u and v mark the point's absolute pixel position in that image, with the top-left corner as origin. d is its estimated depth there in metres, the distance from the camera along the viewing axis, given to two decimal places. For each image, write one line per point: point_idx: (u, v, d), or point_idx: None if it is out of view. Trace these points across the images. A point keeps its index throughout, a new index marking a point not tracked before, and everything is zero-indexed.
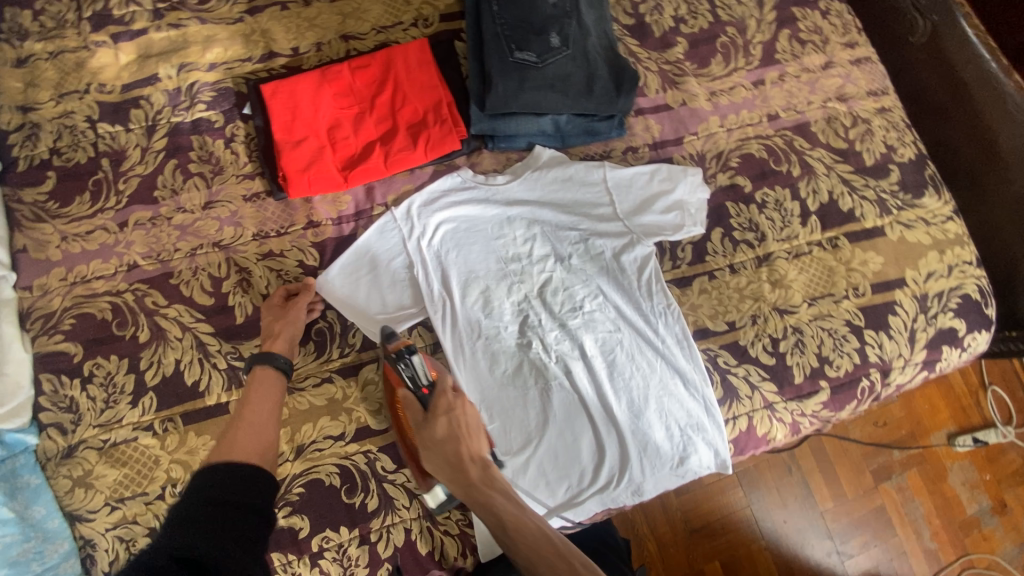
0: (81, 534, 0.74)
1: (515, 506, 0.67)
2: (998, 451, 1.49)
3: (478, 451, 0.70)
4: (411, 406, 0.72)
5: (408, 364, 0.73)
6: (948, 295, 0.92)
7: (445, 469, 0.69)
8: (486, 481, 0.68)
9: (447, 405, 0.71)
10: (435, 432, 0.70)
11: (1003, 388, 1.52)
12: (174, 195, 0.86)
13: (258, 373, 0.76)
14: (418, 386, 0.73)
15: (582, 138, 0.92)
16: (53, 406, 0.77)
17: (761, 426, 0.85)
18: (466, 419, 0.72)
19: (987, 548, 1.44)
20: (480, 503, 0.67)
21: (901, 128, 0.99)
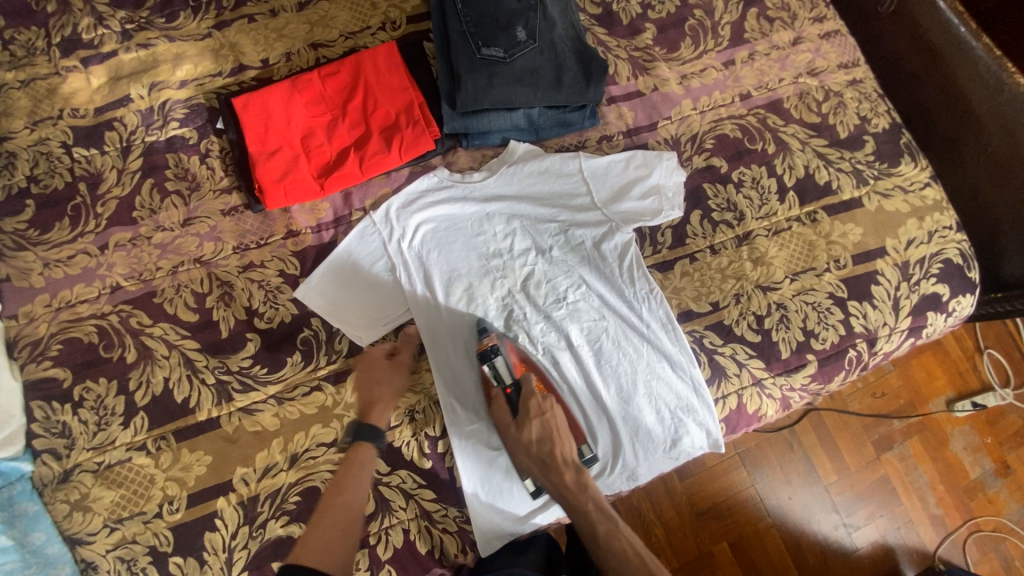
0: (82, 557, 0.74)
1: (607, 519, 0.73)
2: (997, 414, 1.50)
3: (569, 454, 0.77)
4: (501, 404, 0.80)
5: (494, 364, 0.81)
6: (929, 261, 0.92)
7: (540, 468, 0.76)
8: (579, 487, 0.75)
9: (538, 408, 0.77)
10: (528, 434, 0.77)
11: (1000, 351, 1.52)
12: (153, 214, 0.86)
13: (363, 450, 0.76)
14: (503, 384, 0.80)
15: (556, 130, 0.92)
16: (46, 432, 0.78)
17: (751, 403, 0.86)
18: (556, 421, 0.78)
19: (992, 511, 1.44)
20: (572, 506, 0.74)
21: (874, 99, 0.99)
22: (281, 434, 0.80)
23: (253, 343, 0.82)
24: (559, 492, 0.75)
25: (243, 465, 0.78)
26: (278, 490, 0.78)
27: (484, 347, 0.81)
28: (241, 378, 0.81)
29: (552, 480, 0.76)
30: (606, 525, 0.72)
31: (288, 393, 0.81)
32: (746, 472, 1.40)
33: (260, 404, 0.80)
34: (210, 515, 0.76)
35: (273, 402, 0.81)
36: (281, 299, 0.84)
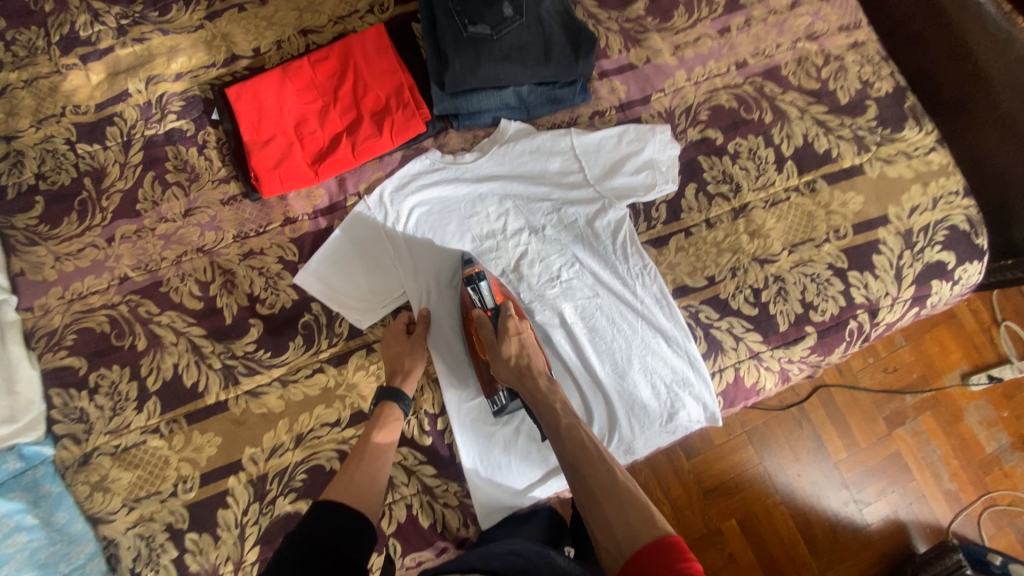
0: (105, 534, 0.79)
1: (571, 414, 0.73)
2: (1014, 387, 1.47)
3: (543, 367, 0.78)
4: (483, 325, 0.80)
5: (477, 289, 0.82)
6: (934, 228, 0.90)
7: (516, 377, 0.75)
8: (550, 390, 0.76)
9: (515, 328, 0.78)
10: (505, 348, 0.76)
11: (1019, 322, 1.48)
12: (155, 206, 0.88)
13: (387, 407, 0.78)
14: (485, 307, 0.81)
15: (547, 107, 0.91)
16: (66, 417, 0.82)
17: (748, 376, 0.86)
18: (530, 339, 0.80)
19: (1008, 484, 1.43)
20: (541, 405, 0.74)
21: (877, 62, 0.95)
22: (287, 415, 0.83)
23: (256, 328, 0.85)
24: (531, 398, 0.75)
25: (251, 446, 0.81)
26: (285, 468, 0.81)
27: (469, 273, 0.82)
28: (246, 362, 0.84)
29: (526, 386, 0.75)
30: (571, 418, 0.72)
31: (291, 375, 0.84)
32: (753, 450, 1.41)
33: (266, 386, 0.83)
34: (222, 493, 0.80)
35: (277, 384, 0.83)
36: (281, 285, 0.86)
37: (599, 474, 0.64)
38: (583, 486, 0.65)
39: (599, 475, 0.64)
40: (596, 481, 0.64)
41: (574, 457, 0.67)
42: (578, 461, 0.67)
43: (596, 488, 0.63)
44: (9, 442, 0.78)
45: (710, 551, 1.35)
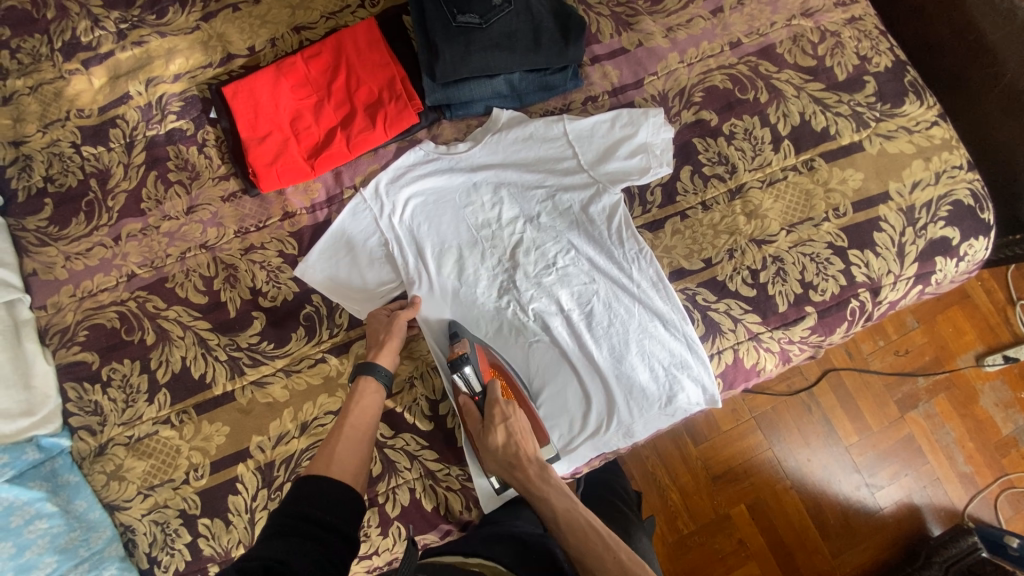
0: (120, 521, 0.82)
1: (567, 499, 0.72)
2: None
3: (534, 453, 0.76)
4: (470, 412, 0.80)
5: (461, 374, 0.79)
6: (937, 203, 0.88)
7: (506, 469, 0.75)
8: (542, 478, 0.74)
9: (501, 414, 0.77)
10: (493, 439, 0.75)
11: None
12: (159, 204, 0.91)
13: (362, 383, 0.77)
14: (472, 392, 0.80)
15: (539, 94, 0.92)
16: (80, 410, 0.85)
17: (748, 357, 0.85)
18: (519, 423, 0.77)
19: None
20: (537, 498, 0.73)
21: (875, 36, 0.94)
22: (291, 404, 0.84)
23: (258, 321, 0.87)
24: (524, 490, 0.74)
25: (258, 434, 0.83)
26: (291, 456, 0.83)
27: (453, 356, 0.79)
28: (250, 354, 0.86)
29: (516, 477, 0.74)
30: (566, 505, 0.72)
31: (294, 365, 0.86)
32: (762, 435, 1.39)
33: (270, 377, 0.85)
34: (231, 480, 0.82)
35: (281, 374, 0.85)
36: (282, 278, 0.88)
37: (605, 564, 0.65)
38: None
39: (605, 565, 0.65)
40: (603, 572, 0.65)
41: (577, 547, 0.68)
42: (582, 555, 0.66)
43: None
44: (27, 434, 0.81)
45: (720, 537, 1.35)
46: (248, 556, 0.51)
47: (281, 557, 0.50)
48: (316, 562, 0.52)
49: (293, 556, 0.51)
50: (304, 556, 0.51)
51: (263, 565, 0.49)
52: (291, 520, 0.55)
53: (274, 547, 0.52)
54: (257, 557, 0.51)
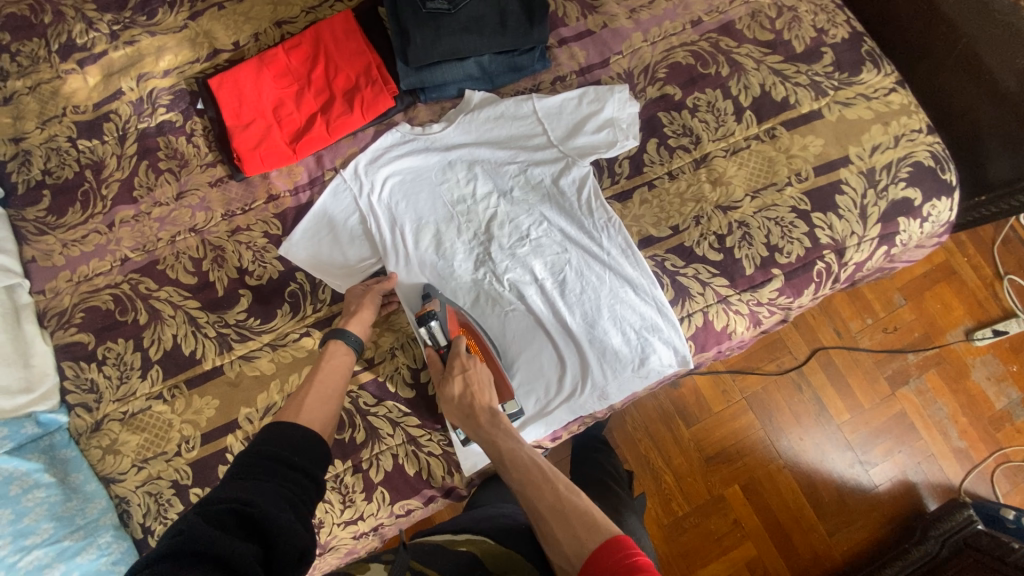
0: (116, 493, 0.85)
1: (513, 442, 0.74)
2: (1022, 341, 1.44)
3: (489, 403, 0.79)
4: (434, 362, 0.83)
5: (429, 328, 0.83)
6: (897, 165, 0.91)
7: (461, 416, 0.78)
8: (492, 424, 0.76)
9: (461, 366, 0.80)
10: (451, 388, 0.79)
11: (1023, 275, 1.45)
12: (150, 192, 0.95)
13: (332, 345, 0.81)
14: (438, 345, 0.84)
15: (509, 76, 0.96)
16: (77, 388, 0.88)
17: (718, 320, 0.88)
18: (477, 375, 0.80)
19: (1022, 441, 1.40)
20: (485, 441, 0.75)
21: (831, 10, 0.98)
22: (278, 376, 0.87)
23: (245, 298, 0.90)
24: (476, 435, 0.77)
25: (246, 406, 0.86)
26: None
27: (422, 312, 0.84)
28: (238, 330, 0.89)
29: (469, 425, 0.77)
30: (512, 447, 0.74)
31: (280, 340, 0.89)
32: (754, 415, 1.41)
33: (257, 351, 0.89)
34: (221, 451, 0.85)
35: (268, 348, 0.89)
36: (267, 258, 0.92)
37: (543, 495, 0.66)
38: (531, 509, 0.66)
39: (542, 495, 0.66)
40: (541, 502, 0.66)
41: (520, 484, 0.69)
42: (526, 488, 0.68)
43: (542, 508, 0.65)
44: (26, 410, 0.85)
45: (716, 517, 1.36)
46: (214, 501, 0.52)
47: (251, 498, 0.53)
48: (288, 497, 0.56)
49: (264, 497, 0.54)
50: (275, 496, 0.54)
51: (234, 509, 0.51)
52: (259, 464, 0.58)
53: (245, 486, 0.55)
54: (226, 500, 0.52)
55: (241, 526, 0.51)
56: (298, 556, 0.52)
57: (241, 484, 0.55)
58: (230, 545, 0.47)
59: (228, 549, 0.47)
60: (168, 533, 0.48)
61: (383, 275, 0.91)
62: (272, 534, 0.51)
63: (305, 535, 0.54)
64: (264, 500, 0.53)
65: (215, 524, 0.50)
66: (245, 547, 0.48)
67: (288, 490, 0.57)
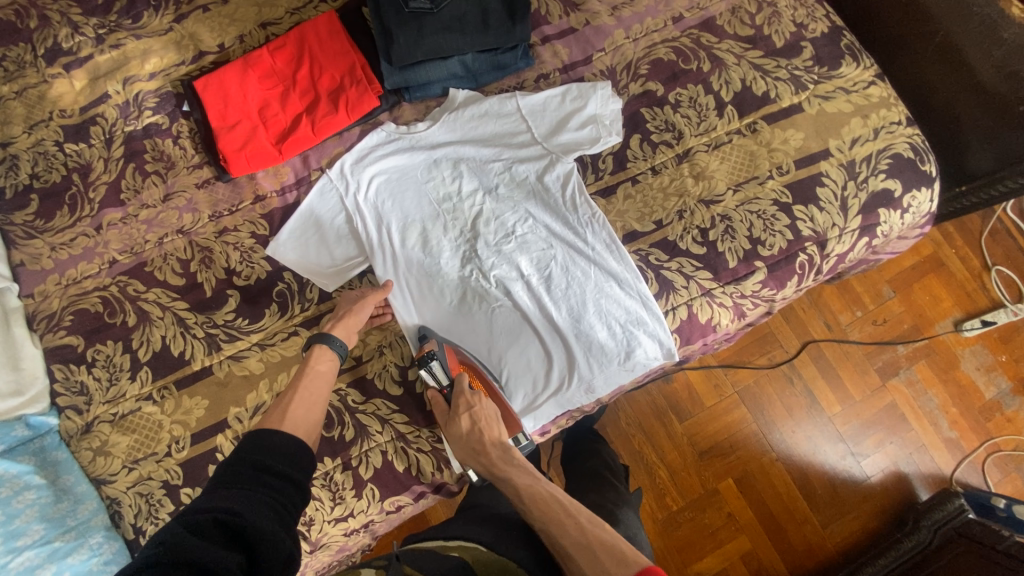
0: (107, 494, 0.85)
1: (529, 478, 0.76)
2: (1010, 330, 1.45)
3: (498, 437, 0.80)
4: (438, 403, 0.83)
5: (429, 368, 0.82)
6: (877, 157, 0.92)
7: (472, 455, 0.79)
8: (505, 460, 0.78)
9: (466, 404, 0.81)
10: (459, 427, 0.80)
11: (1010, 266, 1.47)
12: (137, 194, 0.96)
13: (316, 350, 0.81)
14: (440, 385, 0.84)
15: (493, 74, 0.97)
16: (67, 390, 0.89)
17: (702, 313, 0.89)
18: (484, 411, 0.81)
19: (1012, 430, 1.41)
20: (501, 479, 0.77)
21: (810, 5, 0.99)
22: (266, 376, 0.88)
23: (233, 298, 0.91)
24: (490, 473, 0.78)
25: (235, 406, 0.87)
26: None
27: (421, 352, 0.84)
28: (226, 330, 0.90)
29: (480, 462, 0.78)
30: (529, 483, 0.76)
31: (268, 339, 0.90)
32: (746, 408, 1.42)
33: (246, 351, 0.89)
34: (211, 450, 0.86)
35: (256, 348, 0.89)
36: (255, 258, 0.93)
37: (567, 531, 0.68)
38: (556, 546, 0.69)
39: (566, 530, 0.69)
40: (567, 539, 0.68)
41: (543, 520, 0.71)
42: (548, 523, 0.70)
43: (568, 546, 0.67)
44: (16, 413, 0.85)
45: (710, 511, 1.36)
46: (196, 510, 0.53)
47: (232, 508, 0.53)
48: (270, 504, 0.56)
49: (246, 506, 0.54)
50: (257, 504, 0.55)
51: (215, 519, 0.52)
52: (241, 471, 0.59)
53: (227, 494, 0.55)
54: (207, 509, 0.53)
55: (222, 535, 0.52)
56: (281, 564, 0.53)
57: (224, 493, 0.55)
58: (210, 555, 0.49)
59: (210, 561, 0.48)
60: (149, 543, 0.50)
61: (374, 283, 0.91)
62: (254, 543, 0.52)
63: (287, 542, 0.55)
64: (246, 509, 0.54)
65: (197, 533, 0.51)
66: (227, 557, 0.49)
67: (271, 497, 0.57)
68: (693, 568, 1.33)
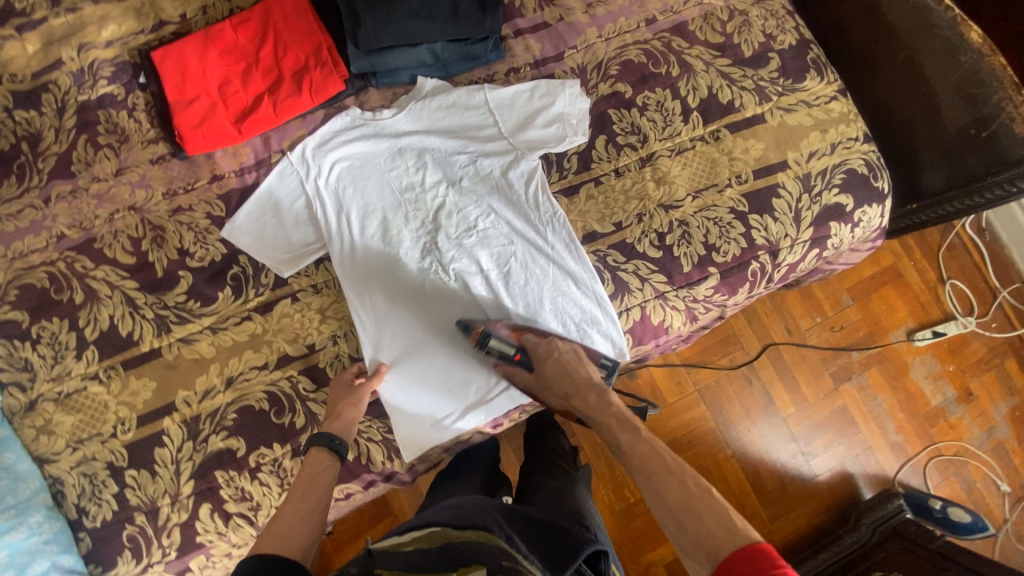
0: (50, 473, 0.84)
1: (630, 430, 0.77)
2: (960, 341, 1.52)
3: (589, 376, 0.82)
4: (517, 369, 0.85)
5: (492, 346, 0.84)
6: (832, 171, 0.94)
7: (566, 398, 0.82)
8: (603, 405, 0.80)
9: (546, 351, 0.83)
10: (547, 374, 0.82)
11: (963, 280, 1.53)
12: (88, 167, 0.93)
13: (313, 453, 0.79)
14: (510, 356, 0.84)
15: (462, 64, 0.95)
16: (10, 366, 0.86)
17: (655, 315, 0.91)
18: (565, 355, 0.84)
19: (953, 435, 1.48)
20: (603, 428, 0.79)
21: (780, 16, 1.00)
22: (217, 360, 0.87)
23: (185, 280, 0.89)
24: (586, 415, 0.81)
25: (184, 388, 0.86)
26: (216, 409, 0.86)
27: (475, 337, 0.85)
28: (177, 312, 0.88)
29: (576, 405, 0.81)
30: (629, 434, 0.76)
31: (221, 323, 0.88)
32: (705, 407, 1.44)
33: (197, 334, 0.88)
34: (158, 433, 0.85)
35: (208, 331, 0.88)
36: (209, 240, 0.91)
37: (672, 488, 0.69)
38: (657, 500, 0.69)
39: (670, 488, 0.69)
40: (670, 494, 0.68)
41: (648, 472, 0.72)
42: (649, 478, 0.71)
43: (672, 503, 0.68)
44: None
45: None
46: None
47: None
48: None
49: None
50: None
51: None
52: None
53: None
54: None
55: None
56: None
57: None
58: None
59: None
60: None
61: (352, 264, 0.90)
62: None
63: None
64: None
65: None
66: None
67: None
68: (647, 559, 1.33)
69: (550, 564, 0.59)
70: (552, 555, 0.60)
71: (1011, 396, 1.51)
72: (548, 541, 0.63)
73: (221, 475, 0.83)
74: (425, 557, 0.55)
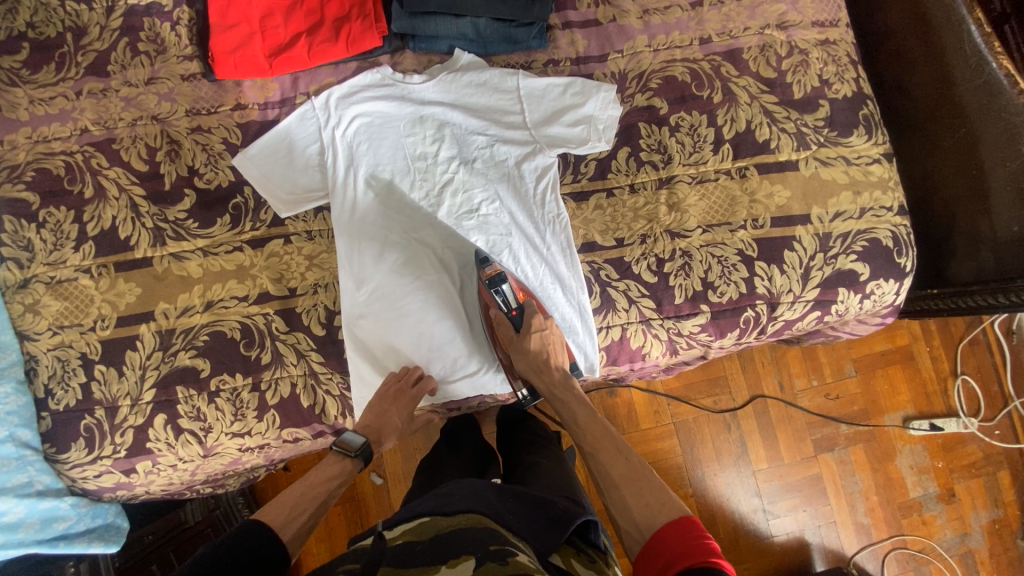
0: (28, 350, 0.87)
1: (584, 407, 0.82)
2: (956, 440, 1.45)
3: (562, 362, 0.86)
4: (506, 323, 0.87)
5: (500, 291, 0.86)
6: (854, 237, 0.90)
7: (535, 371, 0.86)
8: (564, 385, 0.85)
9: (539, 326, 0.85)
10: (527, 344, 0.85)
11: (976, 378, 1.46)
12: (123, 70, 0.95)
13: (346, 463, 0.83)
14: (509, 308, 0.86)
15: (503, 46, 0.94)
16: (12, 243, 0.89)
17: (634, 339, 0.88)
18: (554, 337, 0.86)
19: (924, 533, 1.42)
20: (559, 398, 0.85)
21: (842, 64, 0.95)
22: (202, 282, 0.89)
23: (188, 199, 0.91)
24: (549, 390, 0.86)
25: (164, 301, 0.88)
26: (191, 328, 0.88)
27: (491, 274, 0.86)
28: (175, 228, 0.90)
29: (542, 379, 0.86)
30: (586, 413, 0.82)
31: (213, 248, 0.90)
32: (677, 441, 1.41)
33: (188, 253, 0.90)
34: (133, 337, 0.88)
35: (199, 253, 0.90)
36: (220, 164, 0.92)
37: (617, 463, 0.73)
38: (602, 472, 0.74)
39: (615, 463, 0.73)
40: (613, 467, 0.73)
41: (595, 447, 0.77)
42: (597, 452, 0.76)
43: (615, 476, 0.72)
44: None
45: None
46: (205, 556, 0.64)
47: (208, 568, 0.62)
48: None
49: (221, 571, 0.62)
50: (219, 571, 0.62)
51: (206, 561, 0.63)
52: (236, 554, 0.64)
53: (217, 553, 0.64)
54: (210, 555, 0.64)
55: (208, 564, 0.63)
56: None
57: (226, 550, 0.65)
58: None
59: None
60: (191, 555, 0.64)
61: (348, 201, 0.90)
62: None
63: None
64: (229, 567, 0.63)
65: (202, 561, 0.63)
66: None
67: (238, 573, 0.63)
68: None
69: (539, 539, 0.59)
70: (540, 530, 0.61)
71: (994, 509, 1.43)
72: (538, 516, 0.63)
73: (181, 391, 0.86)
74: (415, 550, 0.55)
